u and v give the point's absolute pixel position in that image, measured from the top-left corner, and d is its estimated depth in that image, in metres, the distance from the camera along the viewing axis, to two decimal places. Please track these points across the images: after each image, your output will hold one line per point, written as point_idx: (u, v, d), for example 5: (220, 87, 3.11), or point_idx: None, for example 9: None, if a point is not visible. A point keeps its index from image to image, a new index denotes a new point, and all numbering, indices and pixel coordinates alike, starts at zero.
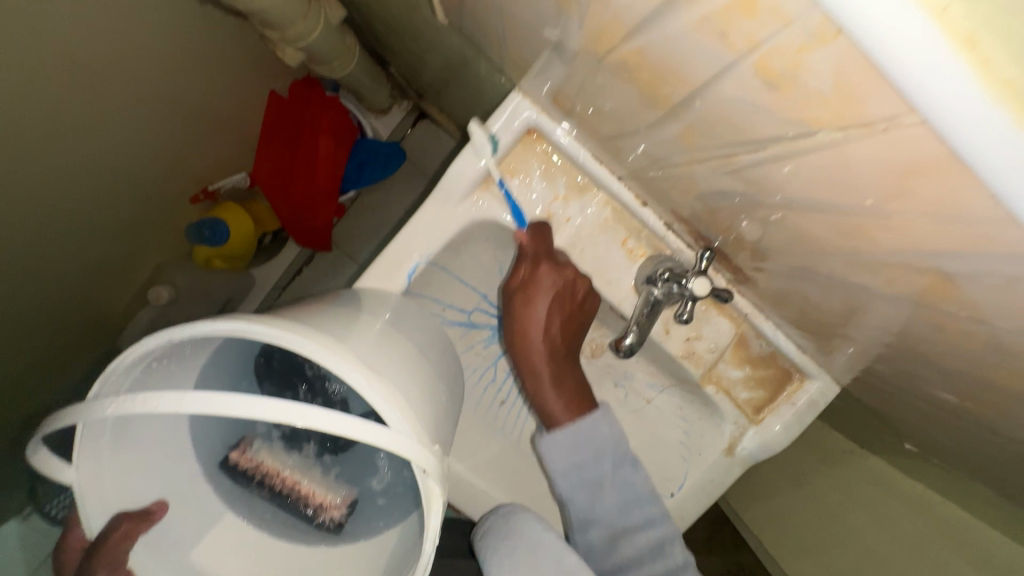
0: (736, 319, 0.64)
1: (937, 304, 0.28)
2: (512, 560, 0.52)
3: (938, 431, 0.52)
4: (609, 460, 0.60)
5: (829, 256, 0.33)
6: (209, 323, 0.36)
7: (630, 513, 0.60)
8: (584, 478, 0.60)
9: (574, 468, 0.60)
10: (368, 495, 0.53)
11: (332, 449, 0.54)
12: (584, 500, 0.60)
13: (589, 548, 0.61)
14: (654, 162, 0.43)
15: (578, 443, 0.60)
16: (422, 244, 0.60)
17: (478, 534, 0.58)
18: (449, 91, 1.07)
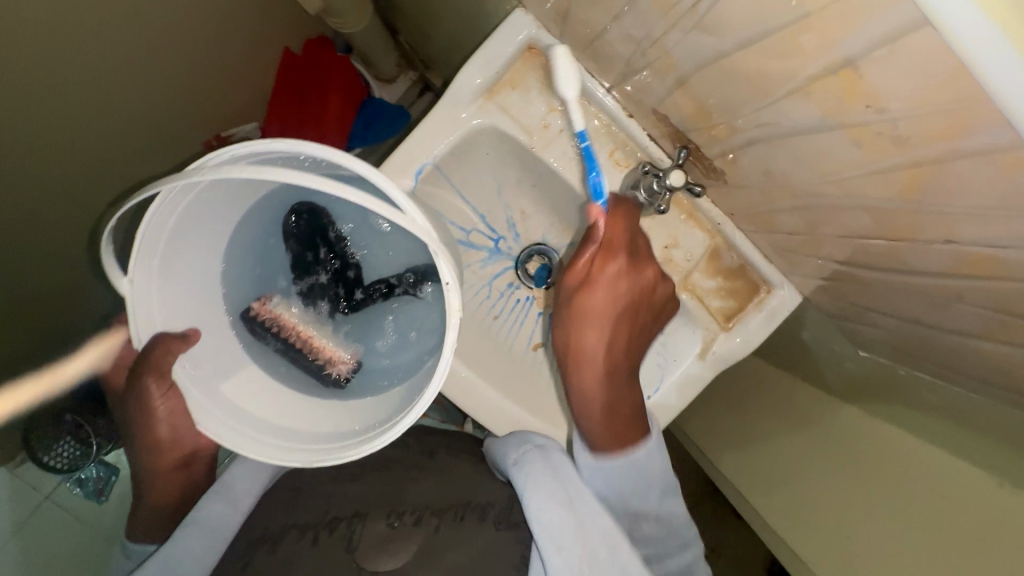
0: (711, 232, 0.71)
1: (851, 110, 0.34)
2: (554, 501, 0.57)
3: (881, 316, 0.58)
4: (655, 464, 0.63)
5: (774, 103, 0.40)
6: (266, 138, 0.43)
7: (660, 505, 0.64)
8: (622, 465, 0.62)
9: (621, 445, 0.62)
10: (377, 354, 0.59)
11: (344, 310, 0.60)
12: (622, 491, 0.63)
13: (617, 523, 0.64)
14: (638, 49, 0.50)
15: (620, 473, 0.62)
16: (431, 146, 0.67)
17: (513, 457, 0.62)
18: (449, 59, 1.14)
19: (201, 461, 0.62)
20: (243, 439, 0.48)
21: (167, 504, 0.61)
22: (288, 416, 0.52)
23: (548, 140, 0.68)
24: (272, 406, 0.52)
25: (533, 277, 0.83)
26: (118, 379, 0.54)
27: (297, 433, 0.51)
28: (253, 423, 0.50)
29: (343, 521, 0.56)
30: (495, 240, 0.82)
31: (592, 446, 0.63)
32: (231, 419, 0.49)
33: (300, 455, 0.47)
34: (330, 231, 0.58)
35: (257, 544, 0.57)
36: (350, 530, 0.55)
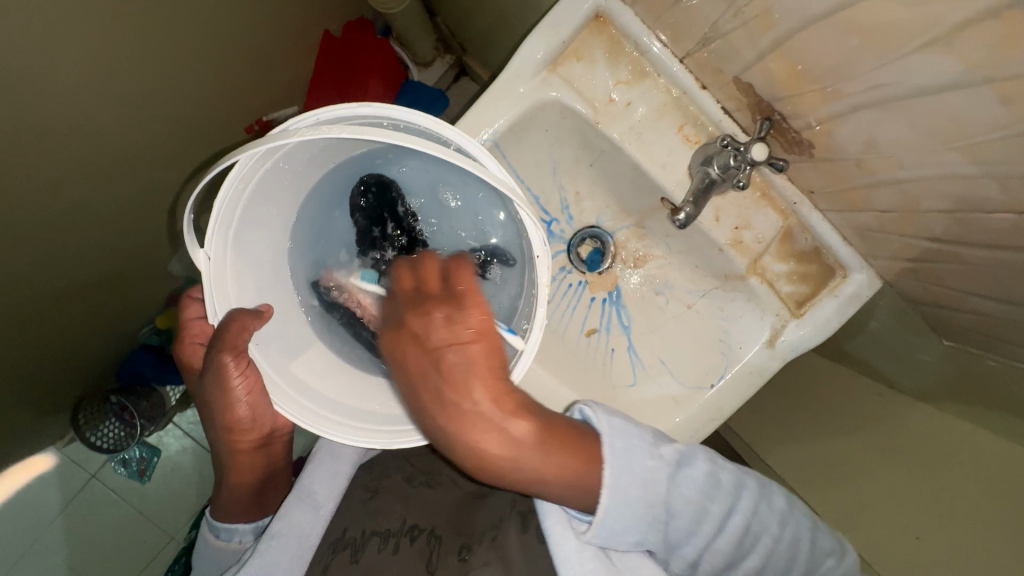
0: (784, 212, 0.67)
1: (1007, 59, 0.30)
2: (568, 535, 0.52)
3: (979, 298, 0.54)
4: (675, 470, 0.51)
5: (900, 57, 0.36)
6: (360, 106, 0.46)
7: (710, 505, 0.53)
8: (653, 519, 0.50)
9: (637, 498, 0.49)
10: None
11: None
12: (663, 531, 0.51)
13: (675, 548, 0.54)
14: (730, 8, 0.46)
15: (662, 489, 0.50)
16: (490, 120, 0.64)
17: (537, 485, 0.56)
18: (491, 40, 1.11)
19: (279, 440, 0.59)
20: (312, 415, 0.49)
21: (249, 485, 0.58)
22: (356, 395, 0.53)
23: (613, 114, 0.64)
24: (341, 384, 0.53)
25: (586, 261, 0.81)
26: (195, 357, 0.53)
27: (364, 412, 0.51)
28: (321, 400, 0.51)
29: (422, 533, 0.57)
30: (549, 222, 0.79)
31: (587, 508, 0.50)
32: (301, 396, 0.50)
33: (380, 437, 0.48)
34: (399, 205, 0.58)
35: (338, 551, 0.57)
36: (429, 546, 0.56)
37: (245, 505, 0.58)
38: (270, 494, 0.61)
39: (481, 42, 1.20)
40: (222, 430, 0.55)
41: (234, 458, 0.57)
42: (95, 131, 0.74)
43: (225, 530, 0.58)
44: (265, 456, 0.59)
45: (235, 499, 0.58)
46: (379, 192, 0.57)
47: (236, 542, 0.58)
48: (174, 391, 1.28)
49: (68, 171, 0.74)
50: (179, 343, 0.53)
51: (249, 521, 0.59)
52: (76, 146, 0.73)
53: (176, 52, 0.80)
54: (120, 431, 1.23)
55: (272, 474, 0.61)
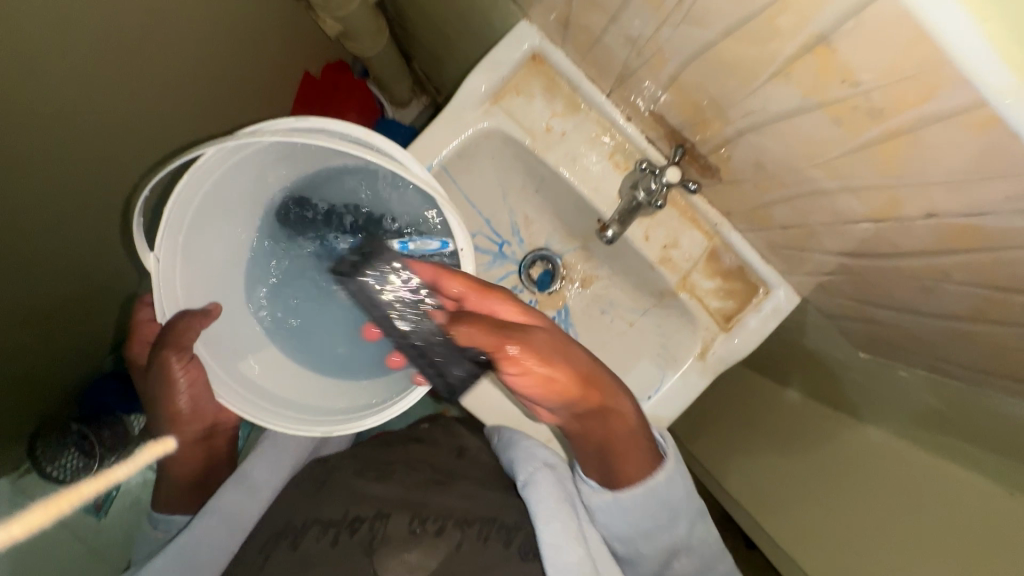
0: (709, 233, 0.73)
1: (828, 86, 0.37)
2: (546, 510, 0.58)
3: (875, 305, 0.59)
4: (674, 502, 0.61)
5: (759, 85, 0.42)
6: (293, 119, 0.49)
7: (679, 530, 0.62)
8: (634, 514, 0.60)
9: (634, 495, 0.59)
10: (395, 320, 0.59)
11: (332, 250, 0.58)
12: (628, 531, 0.61)
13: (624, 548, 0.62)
14: (635, 48, 0.53)
15: (654, 511, 0.60)
16: (438, 145, 0.70)
17: (519, 481, 0.63)
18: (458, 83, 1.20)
19: (221, 434, 0.63)
20: (257, 408, 0.51)
21: (189, 478, 0.62)
22: (298, 393, 0.55)
23: (550, 143, 0.71)
24: (287, 385, 0.56)
25: (537, 282, 0.85)
26: (141, 355, 0.55)
27: (306, 407, 0.54)
28: (265, 395, 0.53)
29: (365, 521, 0.56)
30: (500, 244, 0.84)
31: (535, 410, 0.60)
32: (247, 392, 0.52)
33: (318, 426, 0.51)
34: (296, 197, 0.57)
35: (280, 540, 0.57)
36: (373, 529, 0.55)
37: (185, 498, 0.61)
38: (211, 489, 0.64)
39: (449, 84, 1.29)
40: (166, 423, 0.59)
41: (176, 451, 0.61)
42: (69, 152, 0.78)
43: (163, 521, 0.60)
44: (206, 448, 0.63)
45: (177, 491, 0.61)
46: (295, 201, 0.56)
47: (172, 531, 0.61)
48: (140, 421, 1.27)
49: (41, 190, 0.78)
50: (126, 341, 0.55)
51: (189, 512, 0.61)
52: (52, 167, 0.77)
53: (154, 84, 0.86)
54: (82, 463, 1.19)
55: (213, 469, 0.64)
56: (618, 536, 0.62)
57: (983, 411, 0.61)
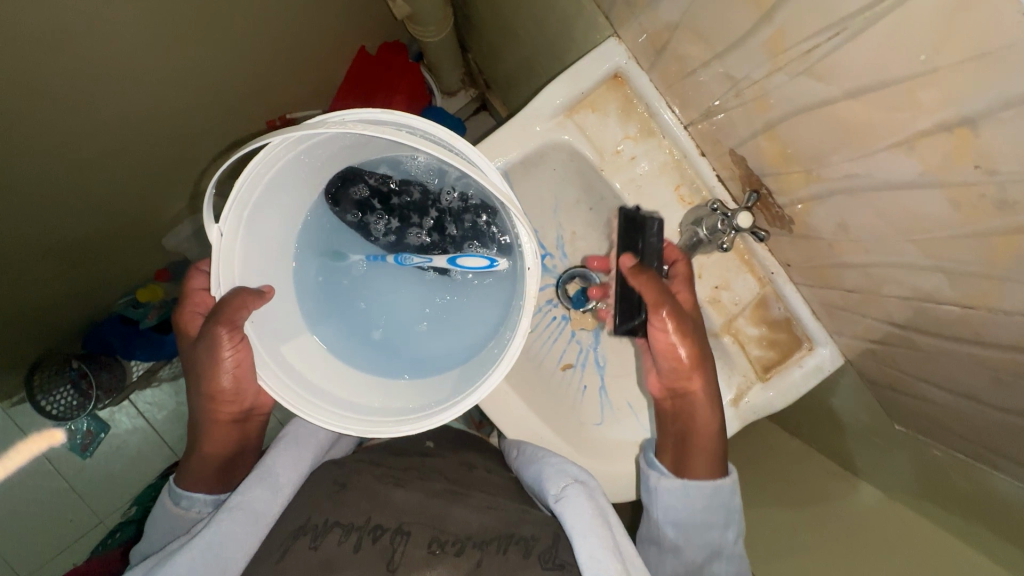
0: (762, 280, 0.71)
1: (956, 168, 0.35)
2: (587, 527, 0.58)
3: (928, 384, 0.58)
4: (723, 508, 0.66)
5: (872, 150, 0.41)
6: (385, 112, 0.47)
7: (718, 535, 0.66)
8: (691, 506, 0.65)
9: (706, 492, 0.65)
10: (411, 332, 0.56)
11: (399, 235, 0.55)
12: (679, 530, 0.66)
13: (664, 542, 0.67)
14: (734, 88, 0.52)
15: (707, 500, 0.65)
16: (504, 150, 0.69)
17: (551, 495, 0.64)
18: (515, 83, 1.18)
19: (256, 420, 0.63)
20: (298, 400, 0.48)
21: (219, 458, 0.61)
22: (341, 387, 0.52)
23: (617, 165, 0.70)
24: (330, 376, 0.53)
25: (572, 298, 0.83)
26: (191, 329, 0.53)
27: (342, 400, 0.51)
28: (302, 382, 0.51)
29: (387, 532, 0.58)
30: (542, 256, 0.83)
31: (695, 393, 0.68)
32: (285, 375, 0.50)
33: (354, 427, 0.48)
34: (365, 184, 0.52)
35: (301, 534, 0.58)
36: (393, 544, 0.57)
37: (210, 476, 0.60)
38: (236, 472, 0.63)
39: (504, 83, 1.27)
40: (205, 399, 0.58)
41: (211, 427, 0.60)
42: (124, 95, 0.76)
43: (185, 496, 0.59)
44: (240, 432, 0.62)
45: (204, 468, 0.60)
46: (341, 183, 0.52)
47: (195, 509, 0.59)
48: (137, 365, 1.27)
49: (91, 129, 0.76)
50: (178, 313, 0.54)
51: (211, 492, 0.60)
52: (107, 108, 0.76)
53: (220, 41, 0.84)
54: (73, 399, 1.21)
55: (242, 452, 0.63)
56: (666, 528, 0.67)
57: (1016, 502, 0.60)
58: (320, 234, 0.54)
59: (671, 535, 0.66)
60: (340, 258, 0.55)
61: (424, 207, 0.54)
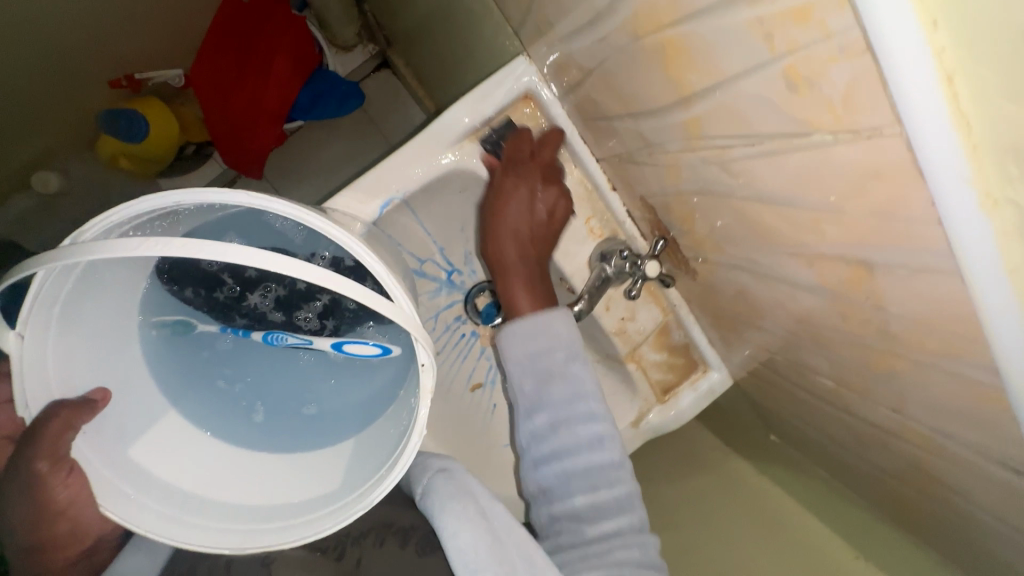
0: (665, 309, 0.73)
1: (850, 293, 0.36)
2: (446, 512, 0.51)
3: (802, 420, 0.64)
4: (562, 352, 0.58)
5: (775, 250, 0.40)
6: (224, 191, 0.36)
7: (575, 407, 0.57)
8: (530, 358, 0.58)
9: (536, 348, 0.58)
10: (292, 408, 0.51)
11: (284, 307, 0.48)
12: (532, 386, 0.58)
13: (533, 430, 0.58)
14: (645, 147, 0.49)
15: (534, 332, 0.58)
16: (403, 177, 0.62)
17: (417, 495, 0.56)
18: (414, 54, 1.03)
19: None
20: (151, 523, 0.40)
21: None
22: (210, 484, 0.44)
23: None
24: (195, 473, 0.44)
25: (481, 313, 0.79)
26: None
27: (208, 502, 0.43)
28: (160, 490, 0.42)
29: None
30: (449, 272, 0.78)
31: (511, 313, 0.62)
32: (132, 487, 0.41)
33: (227, 537, 0.41)
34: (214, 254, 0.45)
35: None
36: None
37: None
38: None
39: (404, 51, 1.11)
40: None
41: None
42: None
43: None
44: None
45: None
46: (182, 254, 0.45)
47: None
48: None
49: None
50: None
51: None
52: None
53: None
54: None
55: None
56: (530, 399, 0.58)
57: (868, 519, 0.69)
58: (162, 305, 0.46)
59: (522, 382, 0.59)
60: (195, 335, 0.49)
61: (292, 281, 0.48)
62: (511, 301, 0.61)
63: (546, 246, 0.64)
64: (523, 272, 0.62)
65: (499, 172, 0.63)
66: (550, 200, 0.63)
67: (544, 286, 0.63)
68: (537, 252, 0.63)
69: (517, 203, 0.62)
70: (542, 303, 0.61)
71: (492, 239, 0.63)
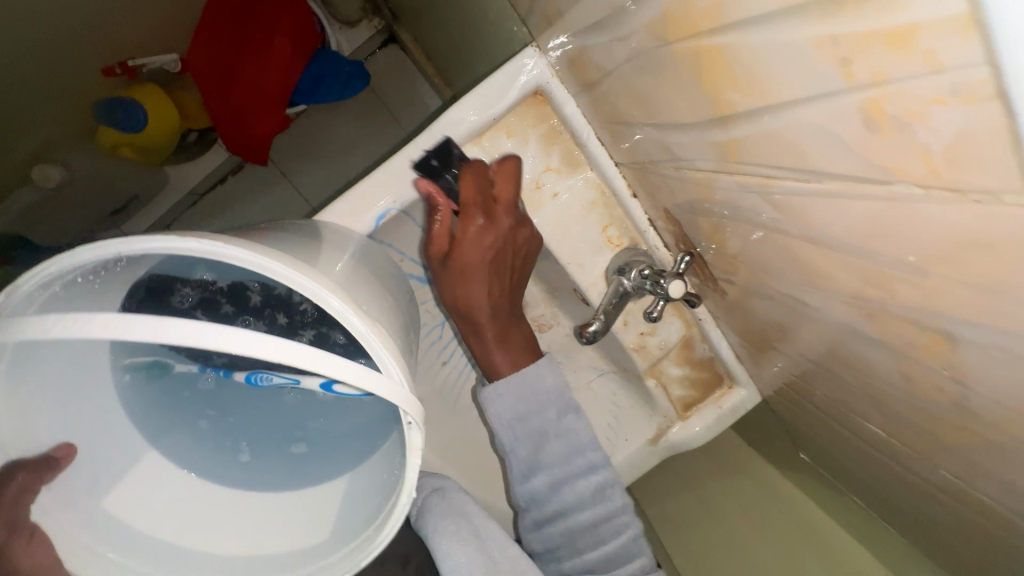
0: (689, 322, 0.67)
1: (919, 358, 0.30)
2: (442, 531, 0.49)
3: (838, 450, 0.59)
4: (553, 411, 0.57)
5: (827, 294, 0.34)
6: (175, 239, 0.32)
7: (573, 463, 0.57)
8: (519, 427, 0.56)
9: (528, 407, 0.56)
10: (284, 443, 0.47)
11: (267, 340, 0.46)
12: (528, 450, 0.57)
13: (530, 493, 0.58)
14: (672, 160, 0.42)
15: (522, 393, 0.56)
16: (398, 185, 0.56)
17: (412, 515, 0.53)
18: (425, 30, 0.93)
19: None
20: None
21: None
22: (189, 532, 0.41)
23: (538, 202, 0.59)
24: (174, 520, 0.41)
25: None
26: None
27: (186, 555, 0.40)
28: (134, 544, 0.39)
29: None
30: None
31: (489, 373, 0.58)
32: (102, 541, 0.38)
33: None
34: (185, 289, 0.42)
35: None
36: None
37: None
38: None
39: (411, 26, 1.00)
40: None
41: None
42: None
43: None
44: None
45: None
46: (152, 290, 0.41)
47: None
48: None
49: None
50: None
51: None
52: None
53: None
54: None
55: None
56: (524, 463, 0.57)
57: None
58: (137, 345, 0.44)
59: (515, 441, 0.57)
60: (175, 372, 0.45)
61: (273, 314, 0.44)
62: (490, 360, 0.57)
63: (514, 285, 0.58)
64: (497, 328, 0.57)
65: (445, 212, 0.54)
66: (525, 239, 0.56)
67: (521, 329, 0.59)
68: (511, 288, 0.58)
69: (485, 238, 0.53)
70: (524, 358, 0.58)
71: (458, 291, 0.55)
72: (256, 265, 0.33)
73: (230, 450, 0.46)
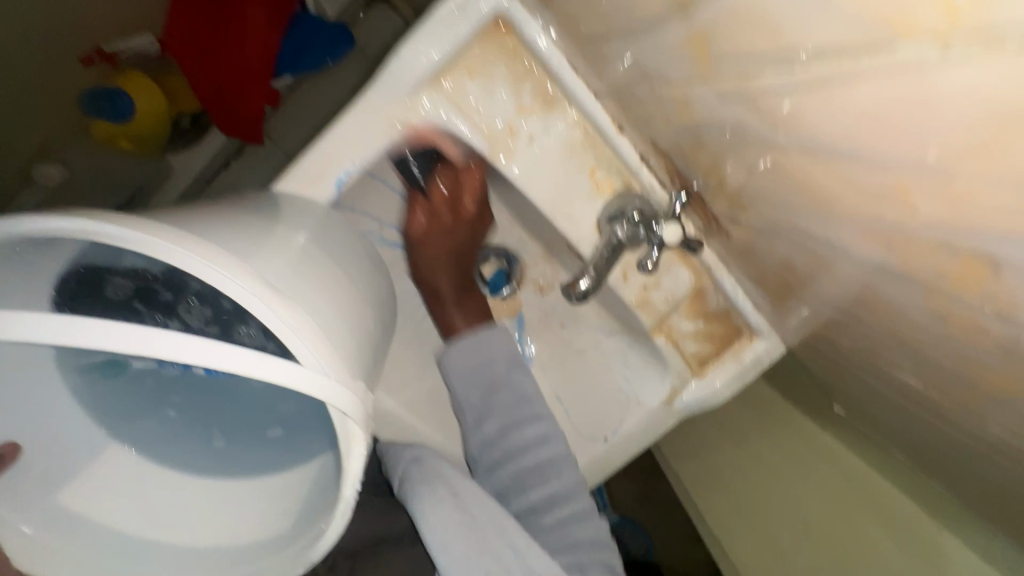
0: (697, 271, 0.61)
1: (955, 294, 0.23)
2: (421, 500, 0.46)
3: (872, 406, 0.52)
4: (503, 363, 0.56)
5: (836, 222, 0.28)
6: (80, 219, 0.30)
7: (520, 410, 0.55)
8: (468, 379, 0.55)
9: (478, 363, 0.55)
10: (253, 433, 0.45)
11: None
12: (476, 400, 0.55)
13: (478, 443, 0.55)
14: (645, 79, 0.36)
15: (475, 343, 0.56)
16: (355, 144, 0.51)
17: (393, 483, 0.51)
18: None
19: None
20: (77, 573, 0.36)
21: None
22: (153, 523, 0.40)
23: (513, 149, 0.52)
24: (137, 512, 0.40)
25: (490, 283, 0.72)
26: None
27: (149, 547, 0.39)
28: (93, 536, 0.38)
29: None
30: None
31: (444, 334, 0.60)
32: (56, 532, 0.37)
33: None
34: (117, 282, 0.39)
35: None
36: None
37: None
38: None
39: None
40: None
41: None
42: None
43: None
44: None
45: None
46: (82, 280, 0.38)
47: None
48: None
49: None
50: None
51: None
52: None
53: None
54: None
55: None
56: (472, 412, 0.55)
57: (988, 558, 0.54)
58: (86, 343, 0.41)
59: (466, 401, 0.55)
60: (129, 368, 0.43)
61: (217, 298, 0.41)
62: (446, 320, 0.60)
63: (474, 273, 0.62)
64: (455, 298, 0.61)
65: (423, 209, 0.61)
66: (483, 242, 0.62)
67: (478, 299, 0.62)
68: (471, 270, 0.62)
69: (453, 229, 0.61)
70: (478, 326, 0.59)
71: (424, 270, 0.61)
72: (144, 246, 0.31)
73: (195, 441, 0.44)
